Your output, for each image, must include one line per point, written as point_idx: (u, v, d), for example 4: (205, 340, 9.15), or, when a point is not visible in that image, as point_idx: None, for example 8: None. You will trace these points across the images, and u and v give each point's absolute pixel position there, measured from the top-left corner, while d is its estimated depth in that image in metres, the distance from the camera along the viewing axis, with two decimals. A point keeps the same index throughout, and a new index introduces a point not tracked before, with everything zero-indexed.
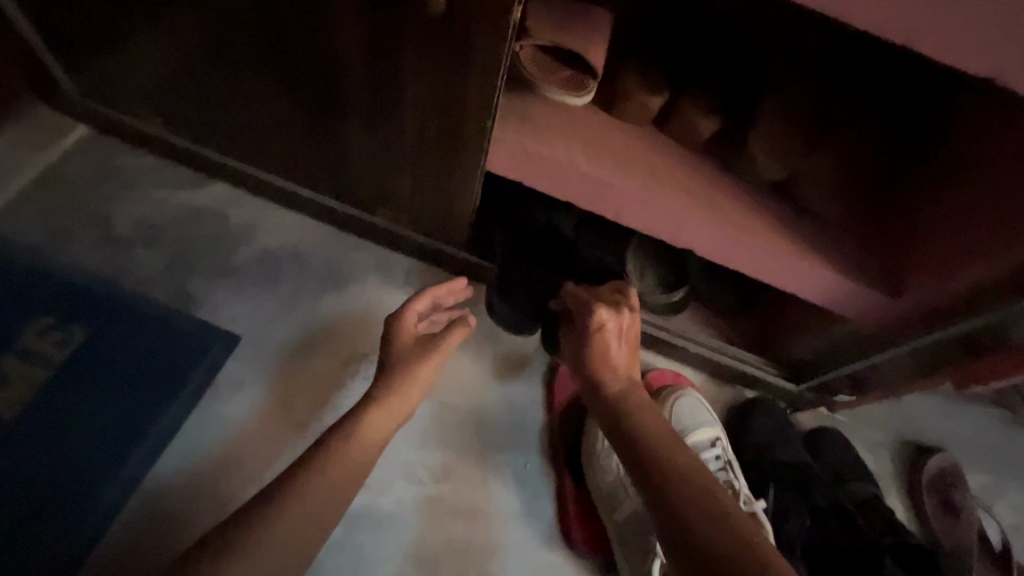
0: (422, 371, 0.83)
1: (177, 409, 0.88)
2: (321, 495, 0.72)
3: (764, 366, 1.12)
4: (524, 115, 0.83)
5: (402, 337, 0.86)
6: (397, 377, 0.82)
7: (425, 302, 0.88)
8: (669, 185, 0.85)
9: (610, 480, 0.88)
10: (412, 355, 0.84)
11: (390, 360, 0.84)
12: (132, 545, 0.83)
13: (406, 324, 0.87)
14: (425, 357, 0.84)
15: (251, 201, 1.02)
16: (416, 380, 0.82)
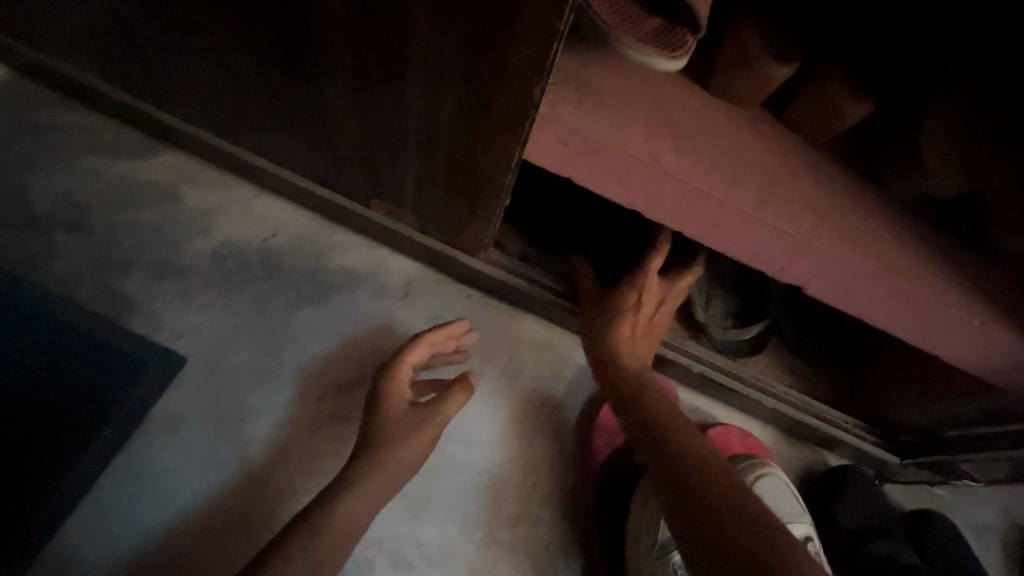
0: (414, 444, 0.70)
1: (94, 456, 0.71)
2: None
3: (859, 429, 0.88)
4: (582, 83, 0.59)
5: (394, 399, 0.73)
6: (381, 452, 0.68)
7: (421, 351, 0.76)
8: (780, 196, 0.60)
9: None
10: (403, 424, 0.71)
11: (378, 426, 0.71)
12: None
13: (399, 381, 0.74)
14: (419, 427, 0.71)
15: (211, 177, 0.87)
16: (403, 456, 0.69)
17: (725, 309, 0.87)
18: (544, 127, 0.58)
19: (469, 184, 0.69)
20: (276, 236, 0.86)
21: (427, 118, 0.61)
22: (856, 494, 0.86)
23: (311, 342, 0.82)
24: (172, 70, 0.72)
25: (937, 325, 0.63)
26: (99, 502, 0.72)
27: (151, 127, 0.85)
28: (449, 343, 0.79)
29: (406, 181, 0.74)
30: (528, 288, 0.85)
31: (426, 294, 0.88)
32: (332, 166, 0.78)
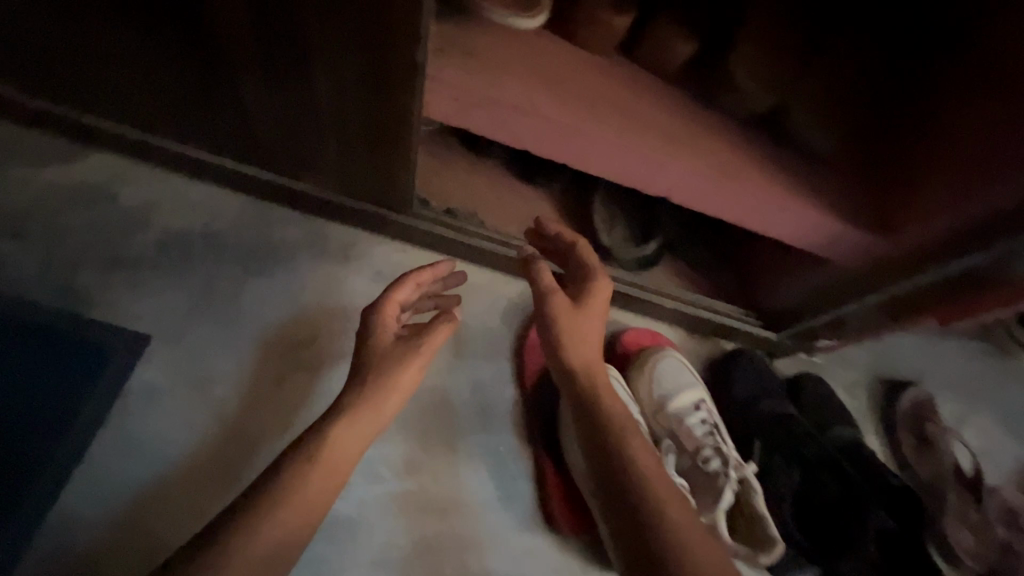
0: (403, 375, 0.75)
1: (81, 433, 0.80)
2: (283, 523, 0.63)
3: (743, 317, 1.06)
4: (464, 47, 0.69)
5: (379, 334, 0.79)
6: (372, 383, 0.74)
7: (408, 289, 0.83)
8: (640, 124, 0.73)
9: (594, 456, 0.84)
10: (388, 357, 0.76)
11: (367, 360, 0.76)
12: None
13: (386, 318, 0.81)
14: (402, 358, 0.76)
15: (141, 172, 0.93)
16: (393, 386, 0.75)
17: (627, 231, 1.01)
18: (434, 87, 0.68)
19: (381, 147, 0.79)
20: (215, 220, 0.94)
21: (334, 91, 0.70)
22: (746, 370, 1.04)
23: (264, 311, 0.91)
24: (84, 72, 0.76)
25: (778, 211, 0.78)
26: (91, 471, 0.80)
27: (73, 132, 0.89)
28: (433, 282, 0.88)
29: (326, 152, 0.83)
30: (453, 236, 0.97)
31: (364, 254, 0.98)
32: (256, 147, 0.85)
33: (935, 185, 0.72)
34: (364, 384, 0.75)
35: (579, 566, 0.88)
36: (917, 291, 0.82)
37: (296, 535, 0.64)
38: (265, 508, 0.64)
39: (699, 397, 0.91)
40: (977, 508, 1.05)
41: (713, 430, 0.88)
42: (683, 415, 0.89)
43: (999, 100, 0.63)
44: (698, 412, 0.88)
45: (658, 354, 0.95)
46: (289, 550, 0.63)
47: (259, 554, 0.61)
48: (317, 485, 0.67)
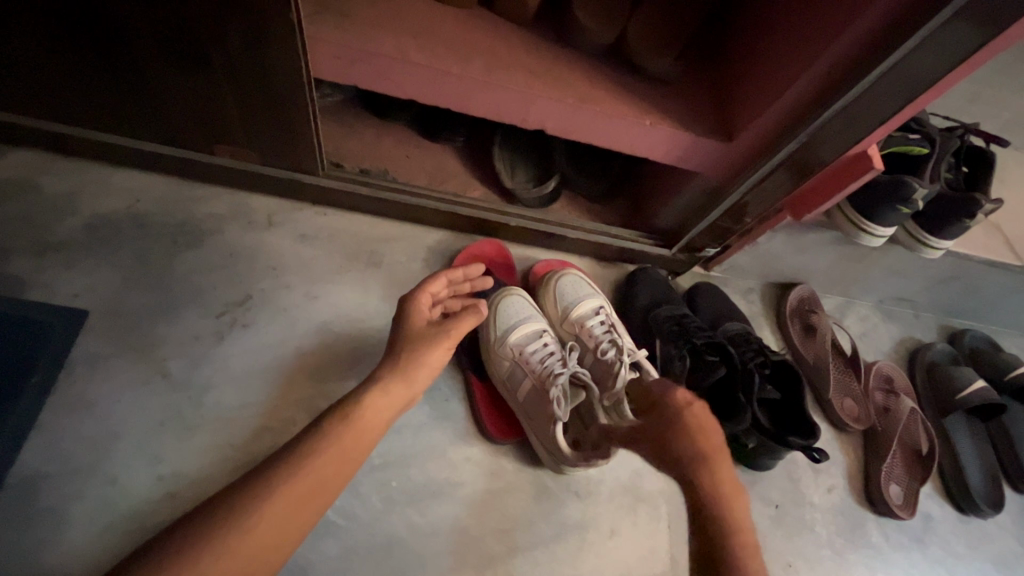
0: (434, 356, 0.80)
1: (27, 403, 0.85)
2: (321, 468, 0.67)
3: (641, 238, 1.18)
4: (338, 10, 0.79)
5: (416, 317, 0.83)
6: (404, 357, 0.78)
7: (440, 284, 0.87)
8: (506, 65, 0.84)
9: (508, 364, 0.97)
10: (422, 336, 0.81)
11: (403, 340, 0.80)
12: (8, 543, 0.79)
13: (419, 306, 0.84)
14: (437, 337, 0.81)
15: (62, 164, 0.99)
16: (425, 364, 0.79)
17: (527, 174, 1.13)
18: (316, 45, 0.78)
19: (285, 113, 0.88)
20: (141, 201, 1.01)
21: (227, 60, 0.78)
22: (644, 284, 1.18)
23: (200, 279, 0.99)
24: None
25: (637, 129, 0.90)
26: (43, 434, 0.84)
27: None
28: (462, 280, 0.93)
29: (236, 124, 0.91)
30: (369, 193, 1.05)
31: (288, 220, 1.07)
32: (171, 127, 0.92)
33: (757, 95, 0.87)
34: (400, 366, 0.77)
35: (513, 466, 0.98)
36: (767, 186, 0.97)
37: (332, 480, 0.68)
38: (303, 462, 0.67)
39: (600, 304, 1.06)
40: (858, 378, 1.22)
41: (611, 328, 1.02)
42: (585, 318, 1.03)
43: (789, 11, 0.81)
44: (596, 314, 1.02)
45: (559, 274, 1.09)
46: (325, 494, 0.67)
47: (297, 488, 0.65)
48: (353, 443, 0.70)
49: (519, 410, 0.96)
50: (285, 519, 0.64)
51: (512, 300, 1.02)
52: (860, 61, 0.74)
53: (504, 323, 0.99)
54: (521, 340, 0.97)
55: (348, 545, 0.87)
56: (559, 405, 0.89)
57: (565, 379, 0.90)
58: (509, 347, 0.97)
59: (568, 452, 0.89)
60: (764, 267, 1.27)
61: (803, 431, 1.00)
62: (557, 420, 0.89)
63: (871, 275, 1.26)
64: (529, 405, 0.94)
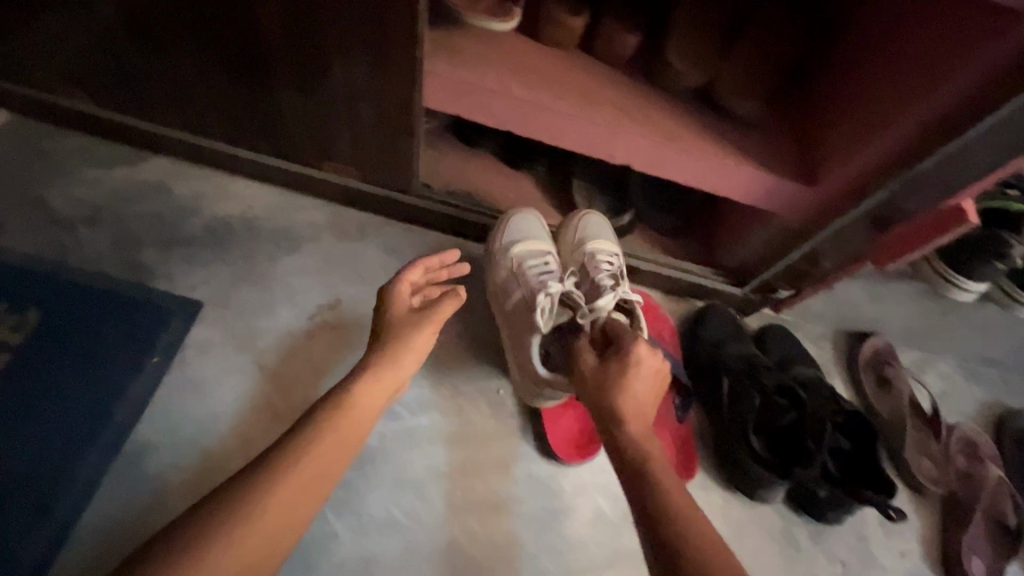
0: (419, 338, 0.84)
1: (148, 378, 0.95)
2: (325, 450, 0.72)
3: (711, 276, 1.20)
4: (452, 47, 0.87)
5: (396, 306, 0.87)
6: (390, 343, 0.83)
7: (417, 272, 0.91)
8: (599, 102, 0.90)
9: (504, 273, 1.02)
10: (405, 322, 0.85)
11: (388, 326, 0.85)
12: (123, 503, 0.89)
13: (400, 293, 0.88)
14: (420, 322, 0.85)
15: (190, 171, 1.12)
16: (412, 345, 0.83)
17: (603, 206, 1.17)
18: (430, 80, 0.86)
19: (389, 137, 0.97)
20: (253, 207, 1.12)
21: (349, 87, 0.88)
22: (713, 321, 1.18)
23: (296, 280, 1.08)
24: (149, 81, 0.94)
25: (720, 168, 0.93)
26: (158, 407, 0.95)
27: (136, 139, 1.09)
28: (439, 267, 0.95)
29: (344, 144, 1.00)
30: (453, 213, 1.12)
31: (377, 233, 1.15)
32: (285, 142, 1.03)
33: (847, 142, 0.87)
34: (385, 352, 0.82)
35: (572, 489, 0.99)
36: (847, 233, 0.96)
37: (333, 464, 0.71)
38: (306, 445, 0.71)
39: (615, 252, 1.03)
40: (938, 440, 1.15)
41: (614, 274, 1.00)
42: (597, 254, 1.01)
43: (886, 60, 0.81)
44: (607, 257, 1.01)
45: (582, 216, 1.07)
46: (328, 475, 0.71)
47: (307, 474, 0.69)
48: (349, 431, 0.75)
49: (505, 322, 1.01)
50: (290, 508, 0.67)
51: (527, 218, 1.06)
52: (959, 115, 0.74)
53: (510, 235, 1.04)
54: (521, 253, 1.01)
55: (409, 547, 0.91)
56: (541, 314, 0.92)
57: (555, 292, 0.93)
58: (509, 257, 1.02)
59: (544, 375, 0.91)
60: (840, 314, 1.24)
61: (876, 485, 0.97)
62: (535, 332, 0.92)
63: (956, 330, 1.21)
64: (515, 314, 0.99)
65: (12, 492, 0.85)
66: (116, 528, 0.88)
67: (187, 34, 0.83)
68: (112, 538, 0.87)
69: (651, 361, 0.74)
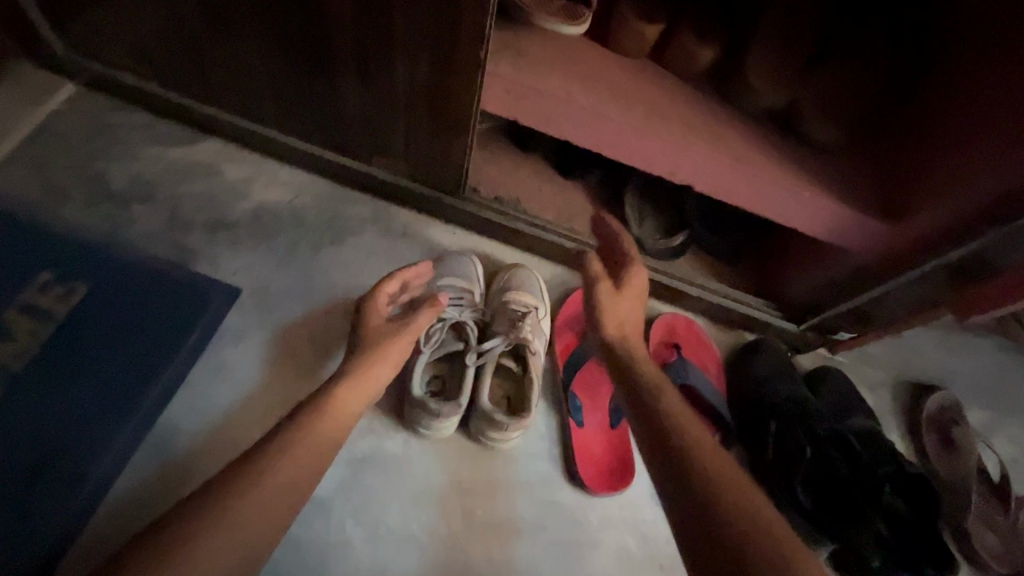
0: (394, 347, 0.83)
1: (180, 362, 0.94)
2: (289, 470, 0.70)
3: (765, 308, 1.13)
4: (517, 47, 0.83)
5: (373, 318, 0.87)
6: (367, 351, 0.82)
7: (394, 286, 0.91)
8: (666, 117, 0.84)
9: None
10: (380, 333, 0.85)
11: (363, 338, 0.84)
12: (151, 478, 0.92)
13: (377, 305, 0.88)
14: (393, 334, 0.84)
15: (241, 155, 1.11)
16: (386, 356, 0.82)
17: (655, 224, 1.11)
18: (493, 81, 0.82)
19: (442, 136, 0.94)
20: (299, 196, 1.10)
21: (407, 82, 0.85)
22: (764, 357, 1.11)
23: (336, 276, 1.06)
24: (209, 62, 0.94)
25: (791, 198, 0.86)
26: (188, 391, 0.97)
27: (193, 119, 1.09)
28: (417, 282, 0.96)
29: (397, 140, 0.98)
30: (500, 219, 1.08)
31: (419, 232, 1.12)
32: (337, 134, 1.01)
33: (940, 180, 0.79)
34: (359, 358, 0.81)
35: (598, 522, 0.95)
36: (927, 281, 0.88)
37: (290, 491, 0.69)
38: (271, 459, 0.69)
39: (532, 303, 1.00)
40: (1005, 513, 1.05)
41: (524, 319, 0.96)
42: (508, 303, 0.99)
43: (985, 94, 0.73)
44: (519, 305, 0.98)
45: (509, 272, 1.05)
46: (288, 498, 0.69)
47: (269, 496, 0.67)
48: (313, 452, 0.72)
49: None
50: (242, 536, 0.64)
51: (461, 259, 1.06)
52: None
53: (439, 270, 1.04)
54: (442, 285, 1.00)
55: (425, 564, 0.87)
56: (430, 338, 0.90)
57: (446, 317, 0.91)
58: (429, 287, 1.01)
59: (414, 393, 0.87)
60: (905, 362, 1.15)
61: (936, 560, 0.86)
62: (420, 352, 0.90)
63: None
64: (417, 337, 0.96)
65: (43, 465, 0.85)
66: (142, 501, 0.91)
67: (252, 19, 0.82)
68: (137, 517, 0.90)
69: (638, 291, 0.83)
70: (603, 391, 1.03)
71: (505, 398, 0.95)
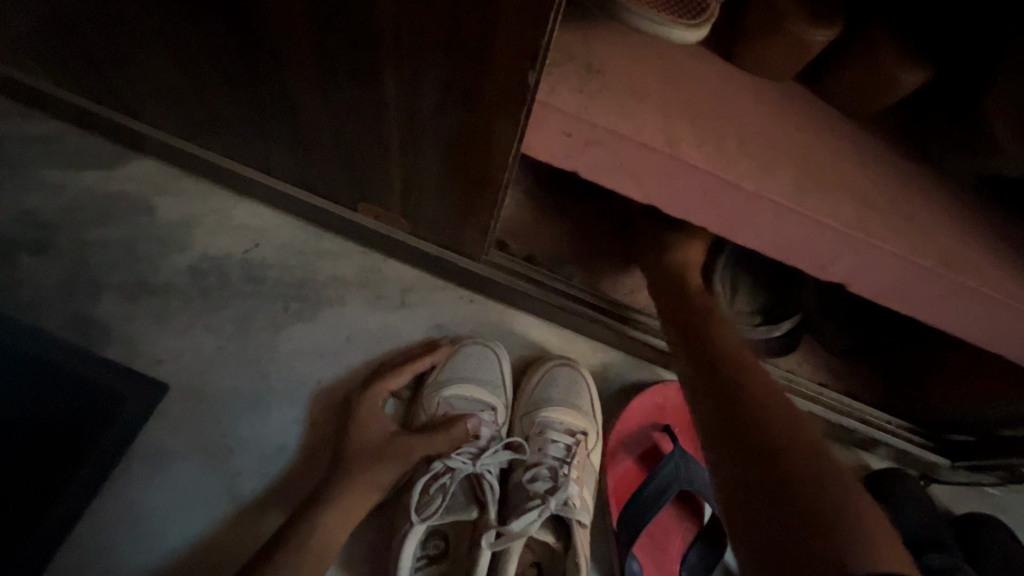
0: (385, 476, 0.63)
1: (70, 499, 0.67)
2: None
3: (905, 432, 0.80)
4: (586, 65, 0.51)
5: (367, 428, 0.67)
6: (353, 485, 0.62)
7: (401, 379, 0.72)
8: (820, 185, 0.52)
9: (425, 416, 0.71)
10: (373, 454, 0.64)
11: (353, 453, 0.65)
12: None
13: (375, 405, 0.69)
14: (388, 459, 0.64)
15: (182, 185, 0.80)
16: (372, 492, 0.63)
17: (752, 305, 0.79)
18: (543, 116, 0.51)
19: (460, 188, 0.62)
20: (260, 245, 0.80)
21: (407, 110, 0.54)
22: (899, 505, 0.78)
23: (306, 365, 0.76)
24: (122, 59, 0.64)
25: (1002, 314, 0.55)
26: (80, 550, 0.66)
27: (117, 134, 0.79)
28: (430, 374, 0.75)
29: (393, 185, 0.67)
30: (537, 292, 0.77)
31: (425, 302, 0.80)
32: (310, 167, 0.70)
33: None
34: (343, 493, 0.62)
35: None
36: None
37: None
38: None
39: (580, 428, 0.71)
40: None
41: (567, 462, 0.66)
42: (546, 429, 0.70)
43: None
44: (561, 438, 0.68)
45: (548, 368, 0.75)
46: None
47: None
48: None
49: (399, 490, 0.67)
50: None
51: (481, 352, 0.75)
52: None
53: (448, 370, 0.73)
54: (453, 397, 0.71)
55: None
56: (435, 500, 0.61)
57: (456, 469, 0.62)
58: (435, 398, 0.71)
59: None
60: None
61: None
62: (413, 524, 0.60)
63: None
64: (411, 476, 0.66)
65: None
66: None
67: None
68: None
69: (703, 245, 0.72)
70: (672, 552, 0.73)
71: (535, 566, 0.66)
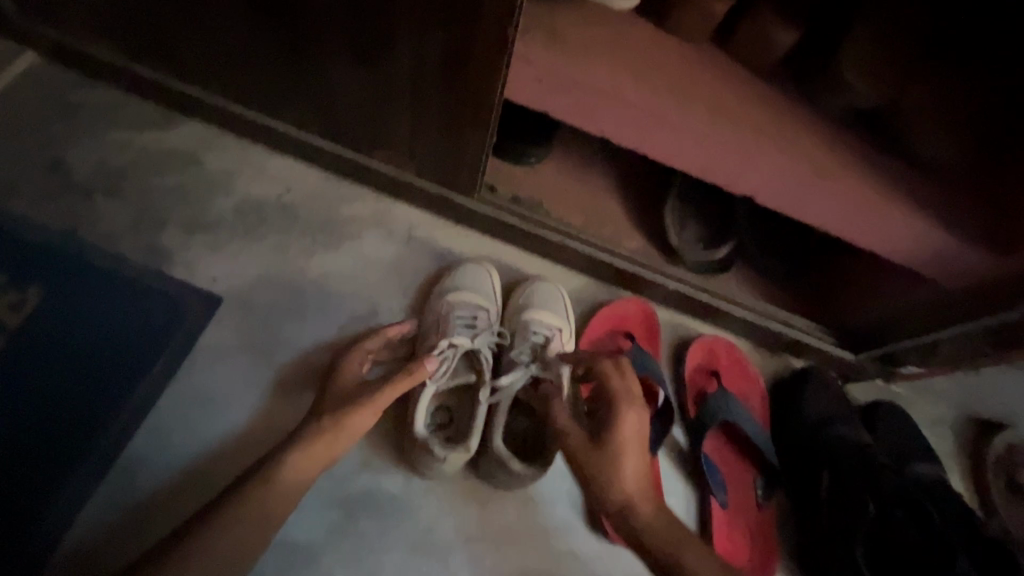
0: (358, 418, 0.71)
1: (147, 384, 0.84)
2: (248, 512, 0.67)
3: (820, 332, 0.99)
4: (550, 28, 0.68)
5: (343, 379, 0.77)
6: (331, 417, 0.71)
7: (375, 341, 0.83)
8: (728, 118, 0.70)
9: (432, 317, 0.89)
10: (349, 398, 0.73)
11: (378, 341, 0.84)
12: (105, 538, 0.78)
13: (351, 363, 0.80)
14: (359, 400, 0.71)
15: (224, 143, 0.97)
16: (347, 428, 0.70)
17: (696, 233, 0.96)
18: (518, 66, 0.68)
19: (454, 132, 0.79)
20: (290, 191, 0.96)
21: (414, 65, 0.71)
22: (817, 393, 0.97)
23: (331, 285, 0.93)
24: (183, 33, 0.80)
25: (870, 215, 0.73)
26: (159, 421, 0.83)
27: (169, 100, 0.95)
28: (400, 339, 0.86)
29: (402, 134, 0.84)
30: (521, 224, 0.94)
31: (428, 236, 0.98)
32: (333, 120, 0.87)
33: None
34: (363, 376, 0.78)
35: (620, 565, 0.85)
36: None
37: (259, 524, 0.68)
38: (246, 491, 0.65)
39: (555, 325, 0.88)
40: None
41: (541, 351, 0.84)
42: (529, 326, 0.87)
43: None
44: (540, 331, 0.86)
45: (531, 284, 0.93)
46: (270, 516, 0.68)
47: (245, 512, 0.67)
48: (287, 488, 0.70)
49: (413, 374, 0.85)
50: None
51: (477, 270, 0.93)
52: None
53: (452, 281, 0.92)
54: (455, 302, 0.88)
55: None
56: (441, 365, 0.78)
57: (459, 345, 0.79)
58: (440, 302, 0.89)
59: (421, 432, 0.75)
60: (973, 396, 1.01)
61: None
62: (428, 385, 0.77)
63: None
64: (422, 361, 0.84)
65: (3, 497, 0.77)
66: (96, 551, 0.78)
67: None
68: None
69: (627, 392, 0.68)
70: None
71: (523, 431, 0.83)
